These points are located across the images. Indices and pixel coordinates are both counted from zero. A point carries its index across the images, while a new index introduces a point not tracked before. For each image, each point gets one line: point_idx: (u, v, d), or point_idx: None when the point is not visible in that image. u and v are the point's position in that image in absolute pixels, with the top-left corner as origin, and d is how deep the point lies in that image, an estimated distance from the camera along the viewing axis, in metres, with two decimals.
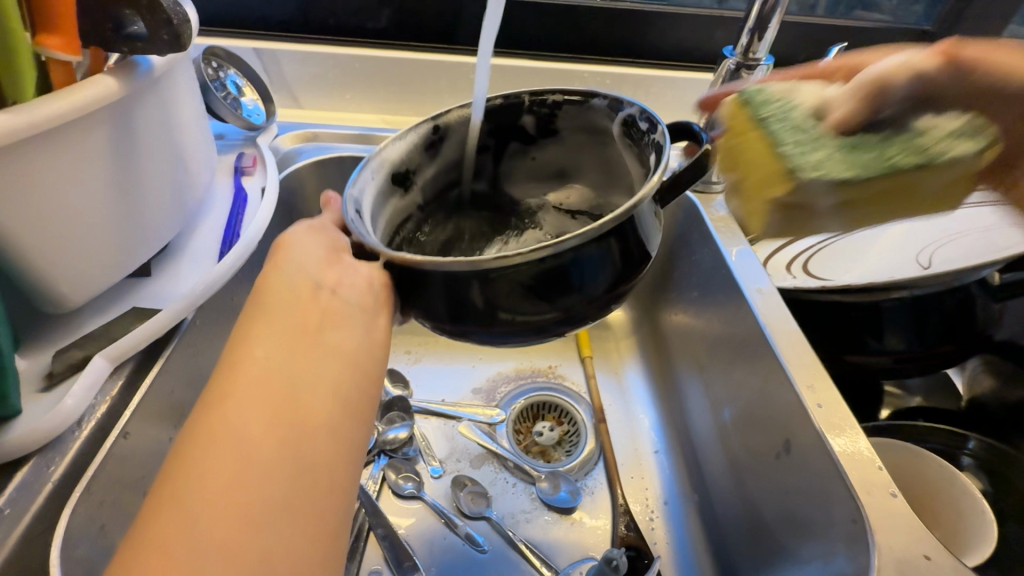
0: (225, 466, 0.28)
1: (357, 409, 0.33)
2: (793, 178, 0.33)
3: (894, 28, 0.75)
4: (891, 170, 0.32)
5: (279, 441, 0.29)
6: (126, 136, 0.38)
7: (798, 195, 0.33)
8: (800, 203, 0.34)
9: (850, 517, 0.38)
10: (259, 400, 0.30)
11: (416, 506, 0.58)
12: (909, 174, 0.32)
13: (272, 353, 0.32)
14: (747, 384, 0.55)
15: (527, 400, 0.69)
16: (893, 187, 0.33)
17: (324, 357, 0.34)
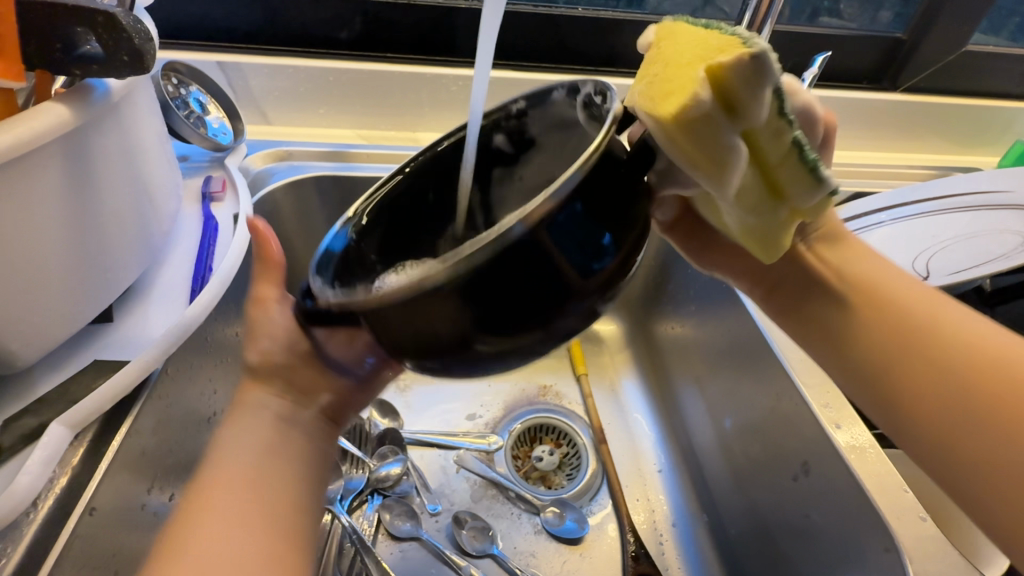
0: (224, 528, 0.31)
1: (297, 502, 0.35)
2: (751, 85, 0.24)
3: (867, 35, 0.77)
4: (799, 137, 0.26)
5: (257, 499, 0.33)
6: (82, 170, 0.33)
7: (751, 76, 0.24)
8: (723, 126, 0.25)
9: (883, 545, 0.39)
10: (240, 476, 0.33)
11: (414, 547, 0.55)
12: (797, 170, 0.27)
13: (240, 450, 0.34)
14: (753, 400, 0.54)
15: (523, 424, 0.65)
16: (780, 170, 0.27)
17: (294, 442, 0.37)
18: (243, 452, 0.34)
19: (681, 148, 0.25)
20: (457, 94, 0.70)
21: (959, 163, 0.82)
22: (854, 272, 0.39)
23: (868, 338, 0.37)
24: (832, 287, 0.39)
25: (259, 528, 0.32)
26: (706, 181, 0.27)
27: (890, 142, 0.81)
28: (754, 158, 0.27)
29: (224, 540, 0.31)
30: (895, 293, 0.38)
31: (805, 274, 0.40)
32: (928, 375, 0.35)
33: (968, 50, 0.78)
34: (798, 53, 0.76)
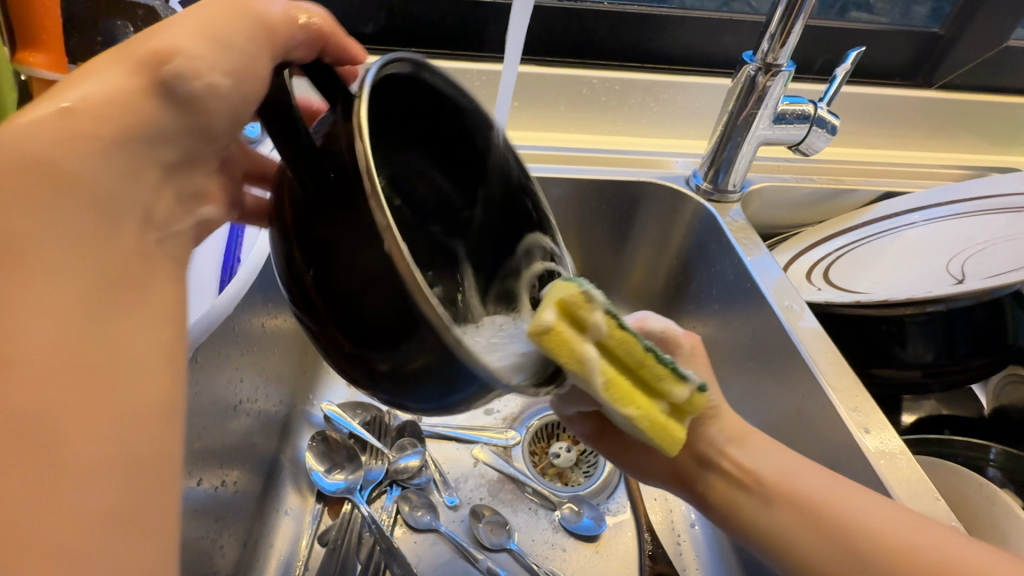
0: (40, 422, 0.19)
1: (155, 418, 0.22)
2: (589, 307, 0.27)
3: (902, 30, 0.74)
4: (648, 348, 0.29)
5: (88, 426, 0.20)
6: None
7: (584, 301, 0.27)
8: (577, 338, 0.27)
9: None
10: (56, 342, 0.20)
11: (432, 539, 0.55)
12: (658, 370, 0.29)
13: (52, 306, 0.20)
14: (778, 402, 0.53)
15: (541, 420, 0.65)
16: (643, 370, 0.29)
17: (144, 311, 0.23)
18: (54, 298, 0.20)
19: (544, 352, 0.27)
20: (480, 89, 0.70)
21: (994, 163, 0.80)
22: (768, 467, 0.40)
23: (795, 534, 0.37)
24: (744, 479, 0.40)
25: (107, 421, 0.20)
26: (580, 382, 0.28)
27: (924, 140, 0.79)
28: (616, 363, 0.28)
29: (46, 440, 0.19)
30: (797, 488, 0.38)
31: (714, 467, 0.42)
32: (852, 558, 0.35)
33: (1009, 45, 0.75)
34: (829, 50, 0.74)
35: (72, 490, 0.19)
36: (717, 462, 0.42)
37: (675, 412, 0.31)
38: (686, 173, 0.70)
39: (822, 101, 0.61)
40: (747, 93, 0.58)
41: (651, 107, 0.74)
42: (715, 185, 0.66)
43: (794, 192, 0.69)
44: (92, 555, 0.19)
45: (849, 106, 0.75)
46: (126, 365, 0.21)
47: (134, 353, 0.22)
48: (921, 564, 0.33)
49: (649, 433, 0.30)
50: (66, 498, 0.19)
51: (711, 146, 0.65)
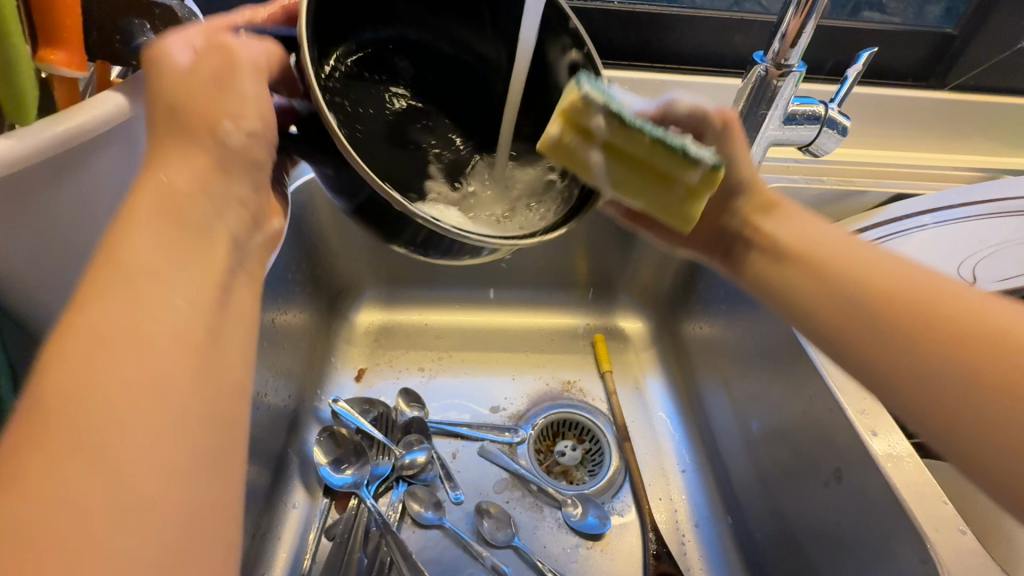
0: (148, 400, 0.21)
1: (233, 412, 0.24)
2: (587, 109, 0.31)
3: (915, 30, 0.74)
4: (654, 138, 0.31)
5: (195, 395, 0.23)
6: (137, 157, 0.35)
7: (580, 108, 0.31)
8: (580, 144, 0.31)
9: (920, 557, 0.39)
10: (169, 334, 0.23)
11: (437, 535, 0.55)
12: (668, 155, 0.31)
13: (166, 305, 0.23)
14: (784, 404, 0.53)
15: (546, 419, 0.66)
16: (654, 162, 0.32)
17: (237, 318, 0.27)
18: (164, 300, 0.24)
19: (558, 162, 0.33)
20: None
21: (1007, 165, 0.79)
22: (814, 246, 0.40)
23: (845, 339, 0.35)
24: (773, 253, 0.42)
25: (192, 406, 0.23)
26: (594, 180, 0.33)
27: (936, 143, 0.78)
28: (622, 159, 0.32)
29: (136, 417, 0.21)
30: (831, 258, 0.38)
31: (755, 252, 0.43)
32: (911, 364, 0.32)
33: None
34: (842, 50, 0.74)
35: (162, 469, 0.21)
36: (755, 249, 0.43)
37: (697, 196, 0.33)
38: None
39: (833, 102, 0.61)
40: (758, 94, 0.58)
41: None
42: None
43: (804, 194, 0.68)
44: (166, 518, 0.20)
45: (861, 107, 0.75)
46: (210, 363, 0.24)
47: (218, 358, 0.25)
48: (932, 330, 0.32)
49: (668, 219, 0.34)
50: (156, 473, 0.21)
51: None
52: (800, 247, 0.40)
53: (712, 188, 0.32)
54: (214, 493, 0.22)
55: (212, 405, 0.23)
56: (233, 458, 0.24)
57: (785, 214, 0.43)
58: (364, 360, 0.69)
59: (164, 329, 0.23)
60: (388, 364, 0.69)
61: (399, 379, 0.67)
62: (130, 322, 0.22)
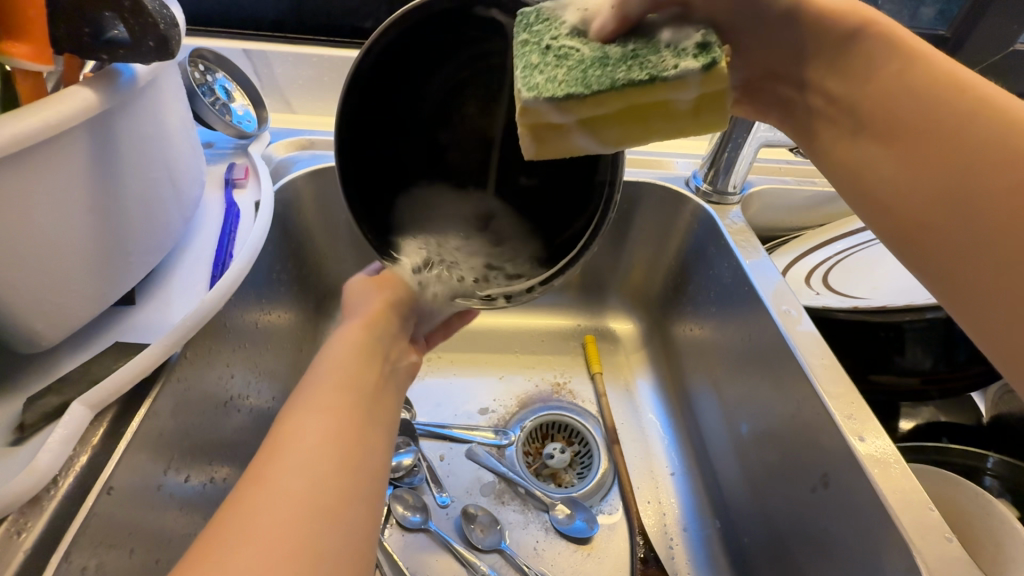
0: (299, 459, 0.29)
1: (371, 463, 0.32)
2: (537, 113, 0.29)
3: None
4: (621, 84, 0.28)
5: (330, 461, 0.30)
6: (107, 155, 0.34)
7: (530, 112, 0.29)
8: (556, 138, 0.31)
9: (905, 564, 0.38)
10: (321, 426, 0.32)
11: (422, 538, 0.55)
12: (647, 95, 0.28)
13: (325, 388, 0.34)
14: (772, 407, 0.53)
15: (535, 420, 0.65)
16: (636, 103, 0.29)
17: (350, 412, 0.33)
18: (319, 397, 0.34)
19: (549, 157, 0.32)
20: None
21: None
22: (868, 81, 0.35)
23: (905, 204, 0.33)
24: (840, 117, 0.37)
25: (331, 465, 0.30)
26: (594, 147, 0.32)
27: None
28: (602, 119, 0.30)
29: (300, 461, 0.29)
30: (907, 118, 0.33)
31: (822, 120, 0.38)
32: (955, 207, 0.31)
33: (1016, 49, 0.74)
34: None
35: (301, 502, 0.27)
36: (819, 114, 0.38)
37: (709, 105, 0.29)
38: (686, 174, 0.69)
39: None
40: None
41: None
42: (715, 186, 0.65)
43: (795, 195, 0.68)
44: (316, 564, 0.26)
45: None
46: (354, 427, 0.33)
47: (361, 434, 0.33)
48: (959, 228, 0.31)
49: (693, 133, 0.31)
50: (298, 507, 0.27)
51: (712, 146, 0.64)
52: (867, 100, 0.35)
53: (720, 88, 0.29)
54: (353, 540, 0.28)
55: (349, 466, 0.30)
56: (363, 526, 0.29)
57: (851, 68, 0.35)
58: None
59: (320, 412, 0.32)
60: None
61: None
62: (307, 412, 0.32)
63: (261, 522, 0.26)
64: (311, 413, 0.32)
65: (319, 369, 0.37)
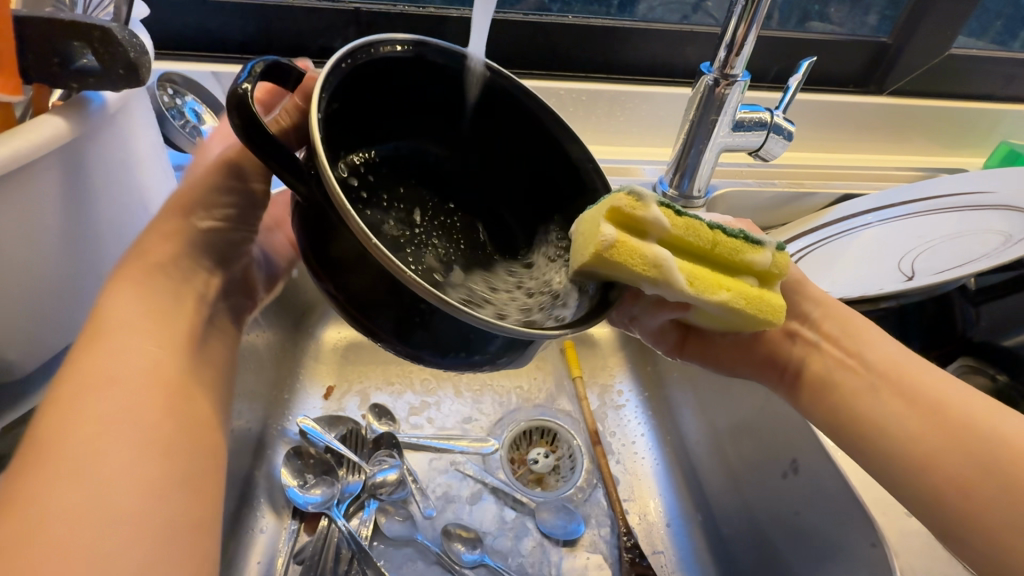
0: (104, 447, 0.31)
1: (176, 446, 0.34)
2: (642, 207, 0.31)
3: (853, 39, 0.78)
4: (714, 235, 0.33)
5: (129, 452, 0.32)
6: (80, 181, 0.34)
7: (635, 200, 0.31)
8: (642, 241, 0.31)
9: (870, 542, 0.41)
10: (124, 408, 0.33)
11: (410, 550, 0.55)
12: (732, 244, 0.33)
13: (126, 356, 0.35)
14: (744, 401, 0.55)
15: (518, 427, 0.66)
16: (721, 250, 0.33)
17: (158, 373, 0.36)
18: (129, 395, 0.34)
19: (624, 270, 0.31)
20: None
21: (943, 163, 0.84)
22: (878, 357, 0.42)
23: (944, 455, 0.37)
24: (858, 368, 0.42)
25: (150, 452, 0.33)
26: (662, 287, 0.32)
27: (876, 145, 0.83)
28: (682, 250, 0.33)
29: (121, 462, 0.31)
30: (927, 387, 0.40)
31: (835, 364, 0.43)
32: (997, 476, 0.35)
33: (951, 54, 0.79)
34: (786, 58, 0.77)
35: (123, 486, 0.31)
36: (839, 363, 0.43)
37: (765, 281, 0.35)
38: (653, 180, 0.71)
39: (778, 108, 0.63)
40: (707, 102, 0.60)
41: (617, 116, 0.76)
42: (680, 191, 0.67)
43: (757, 196, 0.71)
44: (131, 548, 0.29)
45: (806, 111, 0.78)
46: (172, 407, 0.35)
47: (179, 393, 0.36)
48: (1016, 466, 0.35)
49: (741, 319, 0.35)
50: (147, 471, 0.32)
51: (676, 153, 0.67)
52: (852, 343, 0.43)
53: (782, 270, 0.35)
54: (173, 508, 0.32)
55: (189, 425, 0.36)
56: (193, 493, 0.34)
57: (856, 331, 0.44)
58: (333, 377, 0.68)
59: (112, 410, 0.33)
60: (359, 381, 0.68)
61: (370, 396, 0.67)
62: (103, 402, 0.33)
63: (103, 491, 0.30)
64: (121, 403, 0.33)
65: (132, 314, 0.37)
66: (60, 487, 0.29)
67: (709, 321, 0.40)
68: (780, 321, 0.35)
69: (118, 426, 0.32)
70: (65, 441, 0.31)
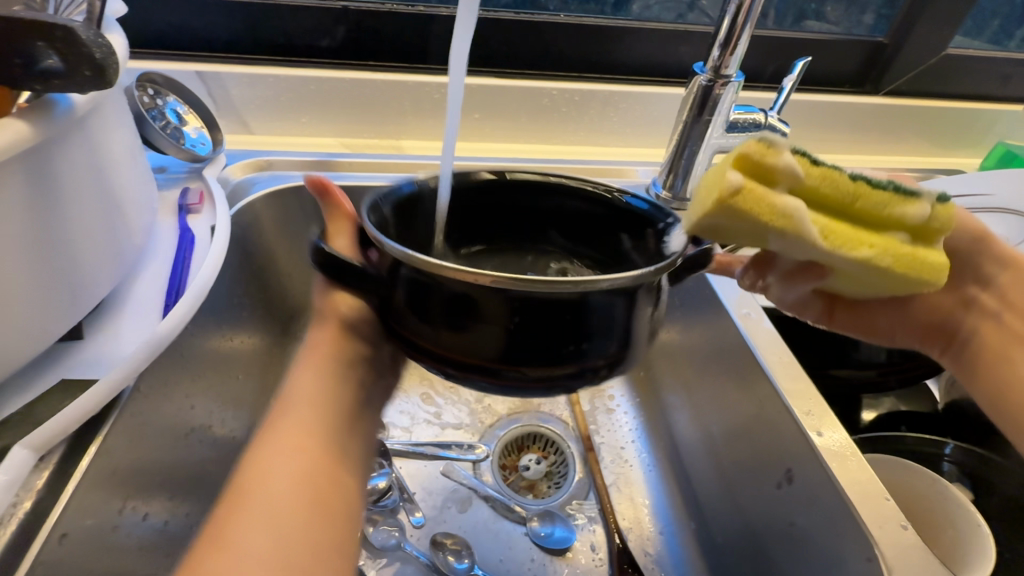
0: (278, 510, 0.30)
1: (335, 517, 0.32)
2: (773, 153, 0.24)
3: (849, 39, 0.77)
4: (854, 179, 0.26)
5: (298, 519, 0.31)
6: (49, 187, 0.33)
7: (762, 145, 0.25)
8: (770, 190, 0.25)
9: (866, 555, 0.40)
10: (299, 471, 0.32)
11: (397, 560, 0.54)
12: (878, 196, 0.27)
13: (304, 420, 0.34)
14: (738, 407, 0.54)
15: (510, 433, 0.65)
16: (866, 199, 0.27)
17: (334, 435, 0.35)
18: (302, 461, 0.33)
19: (755, 224, 0.25)
20: (439, 102, 0.70)
21: (940, 164, 0.83)
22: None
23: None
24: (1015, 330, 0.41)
25: (312, 524, 0.31)
26: (806, 240, 0.25)
27: (873, 145, 0.82)
28: (818, 205, 0.26)
29: (286, 531, 0.30)
30: None
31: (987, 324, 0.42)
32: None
33: (948, 54, 0.78)
34: (781, 58, 0.76)
35: (286, 560, 0.29)
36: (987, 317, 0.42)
37: (921, 236, 0.29)
38: (647, 182, 0.70)
39: (773, 109, 0.62)
40: (700, 103, 0.59)
41: (610, 116, 0.75)
42: (674, 193, 0.67)
43: None
44: None
45: (802, 112, 0.77)
46: (336, 475, 0.34)
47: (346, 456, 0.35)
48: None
49: (904, 275, 0.29)
50: (310, 537, 0.30)
51: (668, 154, 0.66)
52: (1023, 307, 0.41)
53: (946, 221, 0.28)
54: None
55: (344, 502, 0.33)
56: (346, 570, 0.32)
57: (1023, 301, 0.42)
58: None
59: (293, 472, 0.32)
60: None
61: None
62: (284, 464, 0.32)
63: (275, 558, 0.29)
64: (293, 461, 0.32)
65: (310, 381, 0.36)
66: (232, 557, 0.29)
67: (841, 284, 0.34)
68: (939, 280, 0.30)
69: (296, 491, 0.31)
70: (248, 500, 0.30)
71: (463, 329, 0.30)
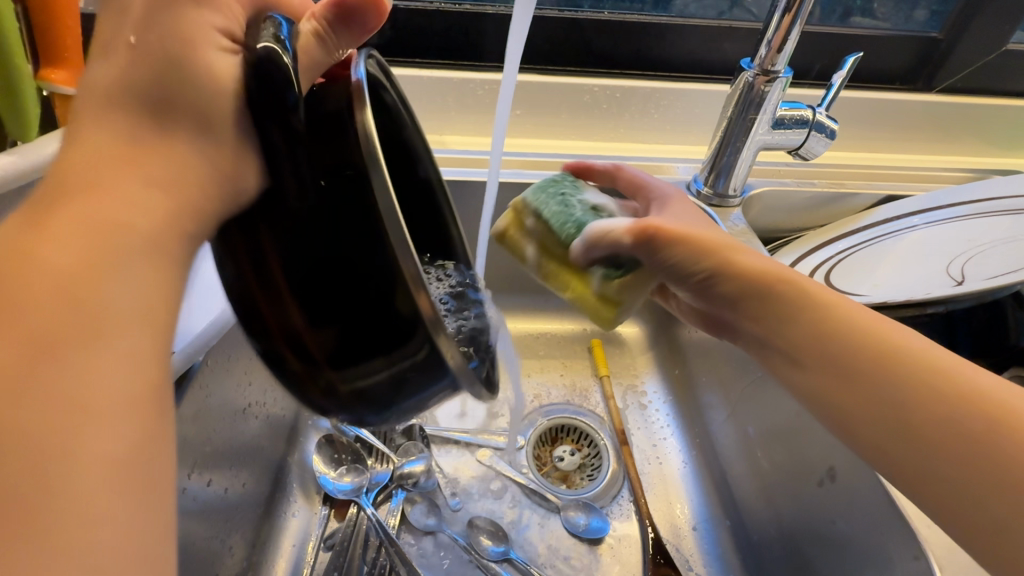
0: (77, 445, 0.23)
1: (140, 456, 0.24)
2: (524, 216, 0.43)
3: (901, 34, 0.75)
4: (568, 242, 0.41)
5: (90, 454, 0.23)
6: None
7: (517, 211, 0.44)
8: (517, 236, 0.43)
9: (912, 554, 0.39)
10: (106, 393, 0.24)
11: (436, 540, 0.55)
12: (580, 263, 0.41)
13: (90, 349, 0.24)
14: (779, 408, 0.54)
15: (545, 424, 0.66)
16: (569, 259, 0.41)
17: (102, 352, 0.25)
18: (96, 382, 0.24)
19: (504, 248, 0.44)
20: (483, 98, 0.72)
21: (997, 165, 0.80)
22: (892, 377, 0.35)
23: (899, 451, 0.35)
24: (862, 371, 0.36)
25: (117, 459, 0.24)
26: (533, 270, 0.44)
27: (925, 145, 0.79)
28: (547, 253, 0.42)
29: (86, 467, 0.23)
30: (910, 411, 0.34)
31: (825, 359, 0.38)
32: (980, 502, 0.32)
33: (1009, 50, 0.75)
34: (828, 54, 0.75)
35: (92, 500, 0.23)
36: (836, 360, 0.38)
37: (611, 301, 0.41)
38: (687, 179, 0.70)
39: (820, 106, 0.62)
40: (746, 99, 0.59)
41: (651, 113, 0.75)
42: (715, 190, 0.66)
43: (795, 196, 0.69)
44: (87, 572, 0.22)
45: (850, 109, 0.76)
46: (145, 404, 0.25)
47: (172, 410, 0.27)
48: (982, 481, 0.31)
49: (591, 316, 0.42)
50: (143, 523, 0.24)
51: (711, 151, 0.65)
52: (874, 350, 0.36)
53: (617, 296, 0.40)
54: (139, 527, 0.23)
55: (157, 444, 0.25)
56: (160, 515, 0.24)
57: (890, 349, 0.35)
58: None
59: (110, 453, 0.23)
60: None
61: None
62: (98, 444, 0.23)
63: (111, 529, 0.23)
64: (74, 391, 0.23)
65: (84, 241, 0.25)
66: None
67: None
68: (607, 329, 0.41)
69: (112, 461, 0.23)
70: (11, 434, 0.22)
71: (322, 293, 0.28)
